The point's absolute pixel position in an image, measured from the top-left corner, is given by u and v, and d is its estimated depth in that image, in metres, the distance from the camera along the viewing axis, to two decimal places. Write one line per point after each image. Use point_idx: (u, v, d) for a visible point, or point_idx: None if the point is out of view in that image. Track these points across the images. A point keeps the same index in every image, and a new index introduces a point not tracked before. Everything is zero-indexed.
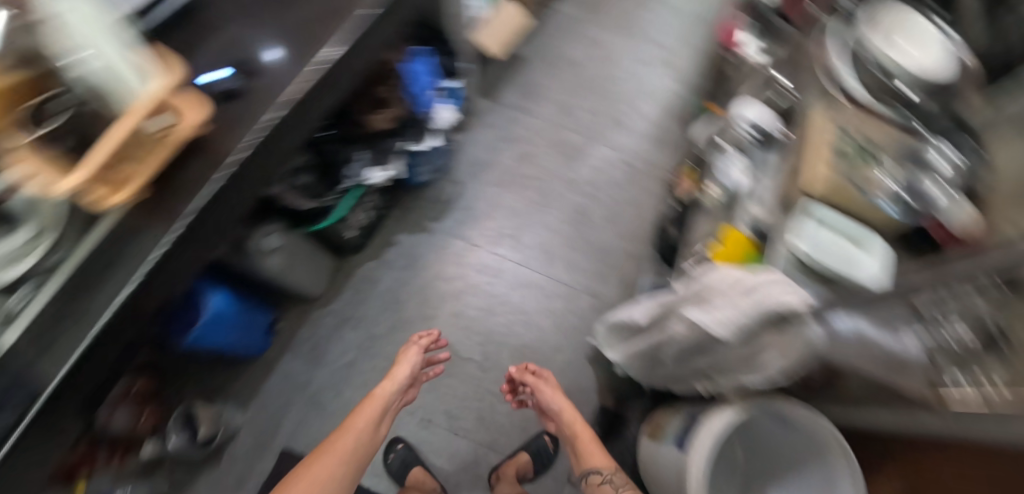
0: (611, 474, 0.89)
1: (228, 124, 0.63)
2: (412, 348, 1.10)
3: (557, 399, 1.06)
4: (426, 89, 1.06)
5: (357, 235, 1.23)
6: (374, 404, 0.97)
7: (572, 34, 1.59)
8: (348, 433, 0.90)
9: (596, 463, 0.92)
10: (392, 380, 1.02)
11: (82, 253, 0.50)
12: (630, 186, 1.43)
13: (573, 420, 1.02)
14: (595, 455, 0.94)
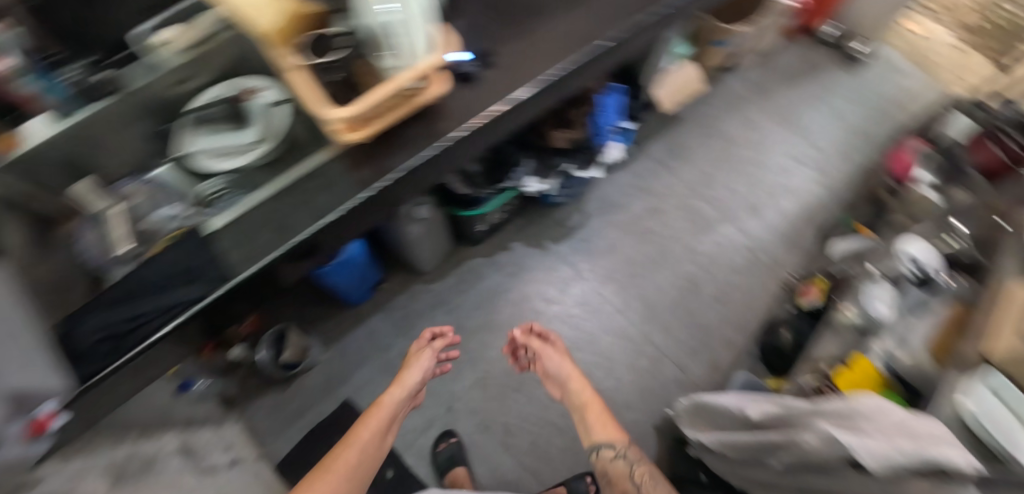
0: (624, 451, 0.88)
1: (454, 108, 0.82)
2: (424, 352, 1.08)
3: (562, 363, 1.07)
4: (607, 124, 1.11)
5: (484, 230, 1.27)
6: (380, 415, 0.95)
7: (732, 112, 1.62)
8: (353, 444, 0.87)
9: (603, 439, 0.91)
10: (401, 389, 1.02)
11: (295, 176, 0.75)
12: (748, 274, 1.40)
13: (581, 391, 1.01)
14: (602, 431, 0.93)
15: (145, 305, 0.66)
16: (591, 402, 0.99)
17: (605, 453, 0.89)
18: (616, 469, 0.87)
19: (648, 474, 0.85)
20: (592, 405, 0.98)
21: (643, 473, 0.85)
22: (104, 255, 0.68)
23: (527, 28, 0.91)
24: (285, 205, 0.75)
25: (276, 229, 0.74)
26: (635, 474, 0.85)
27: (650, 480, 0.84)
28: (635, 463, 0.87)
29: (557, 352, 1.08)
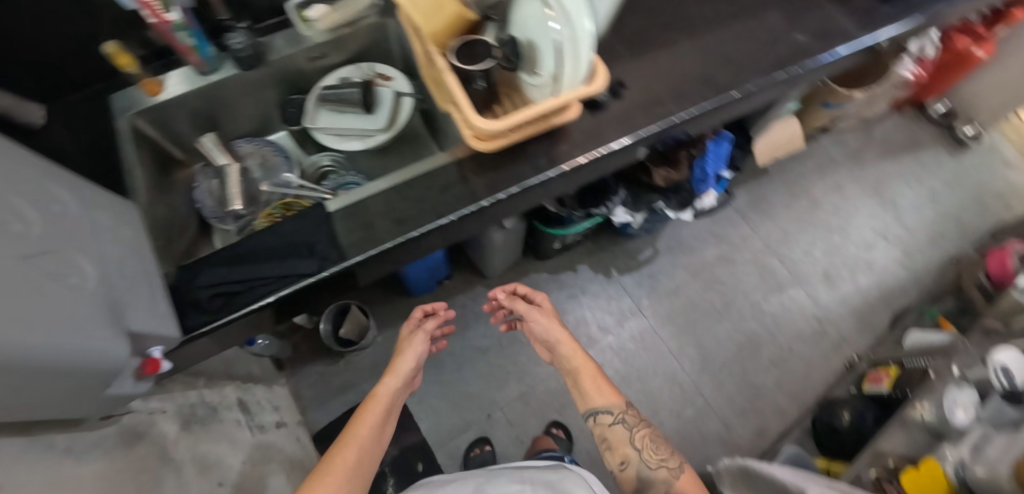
0: (622, 416, 0.88)
1: (577, 131, 0.81)
2: (417, 340, 1.04)
3: (552, 327, 1.01)
4: (710, 171, 1.09)
5: (558, 248, 1.27)
6: (376, 409, 0.93)
7: (822, 174, 1.57)
8: (351, 442, 0.85)
9: (599, 404, 0.90)
10: (394, 379, 0.98)
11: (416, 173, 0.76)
12: (811, 343, 1.36)
13: (571, 353, 0.98)
14: (598, 395, 0.91)
15: (261, 266, 0.70)
16: (583, 365, 0.95)
17: (603, 418, 0.88)
18: (616, 438, 0.87)
19: (647, 438, 0.86)
20: (584, 368, 0.94)
21: (643, 436, 0.86)
22: (219, 208, 0.88)
23: (658, 64, 0.90)
24: (401, 196, 0.75)
25: (385, 218, 0.73)
26: (636, 441, 0.86)
27: (651, 445, 0.85)
28: (635, 428, 0.87)
29: (539, 313, 1.02)
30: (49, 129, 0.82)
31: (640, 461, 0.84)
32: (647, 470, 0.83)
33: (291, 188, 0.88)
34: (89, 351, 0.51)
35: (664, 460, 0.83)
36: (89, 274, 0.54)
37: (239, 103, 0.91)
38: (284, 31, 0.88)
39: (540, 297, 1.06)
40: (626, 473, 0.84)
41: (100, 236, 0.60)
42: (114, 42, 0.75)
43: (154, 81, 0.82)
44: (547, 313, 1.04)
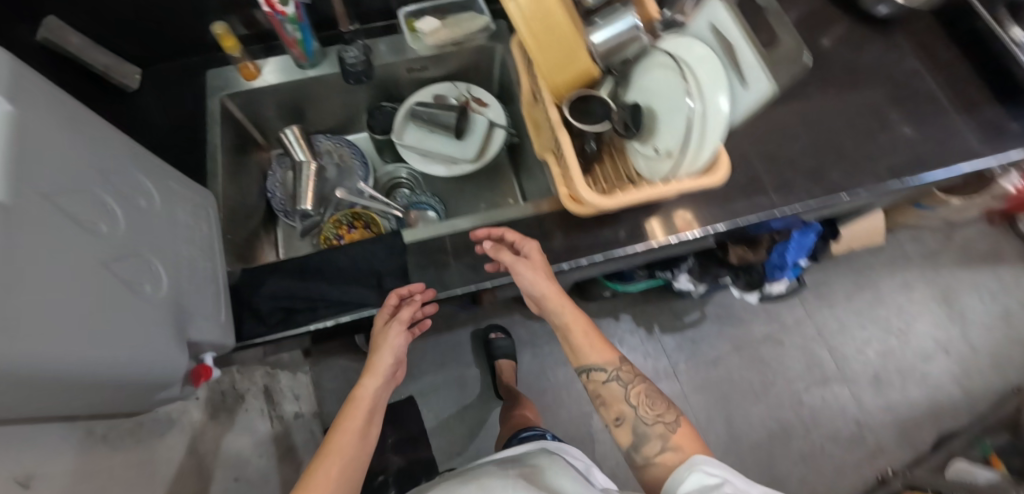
0: (616, 373, 0.66)
1: (672, 209, 0.76)
2: (396, 331, 0.64)
3: (536, 285, 0.65)
4: (787, 261, 1.01)
5: (607, 295, 1.25)
6: (354, 418, 0.60)
7: (892, 270, 1.50)
8: (332, 453, 0.57)
9: (591, 361, 0.67)
10: (373, 380, 0.63)
11: (498, 220, 0.72)
12: (844, 445, 1.29)
13: (562, 307, 0.66)
14: (591, 353, 0.67)
15: (326, 288, 0.67)
16: (573, 320, 0.67)
17: (596, 376, 0.67)
18: (611, 395, 0.66)
19: (643, 394, 0.65)
20: (572, 321, 0.67)
21: (637, 393, 0.65)
22: (286, 201, 0.88)
23: (765, 146, 0.84)
24: (479, 241, 0.71)
25: (461, 260, 0.69)
26: (631, 399, 0.65)
27: (647, 403, 0.65)
28: (629, 384, 0.65)
29: (525, 266, 0.64)
30: (142, 93, 0.81)
31: (635, 418, 0.64)
32: (644, 430, 0.62)
33: (361, 197, 0.86)
34: (148, 369, 0.47)
35: (659, 416, 0.63)
36: (162, 281, 0.51)
37: (328, 100, 0.88)
38: (388, 37, 0.85)
39: (520, 237, 0.67)
40: (623, 432, 0.64)
41: (180, 233, 0.57)
42: (224, 22, 0.72)
43: (252, 65, 0.80)
44: (537, 265, 0.66)
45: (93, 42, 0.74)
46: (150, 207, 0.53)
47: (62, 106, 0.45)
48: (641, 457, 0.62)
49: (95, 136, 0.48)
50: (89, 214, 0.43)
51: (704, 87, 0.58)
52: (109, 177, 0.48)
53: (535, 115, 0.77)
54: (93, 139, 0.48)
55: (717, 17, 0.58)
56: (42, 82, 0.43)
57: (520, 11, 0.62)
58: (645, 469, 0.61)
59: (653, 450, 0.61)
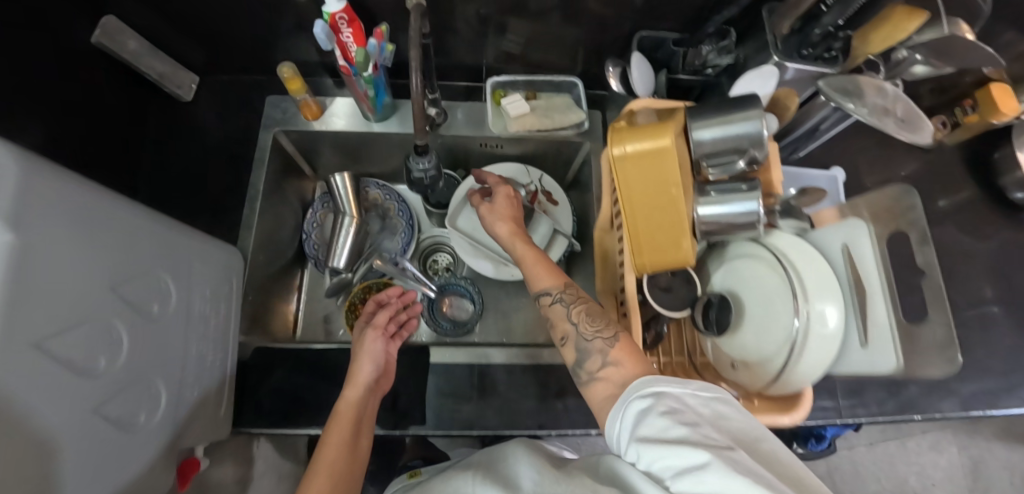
0: (561, 294, 0.58)
1: None
2: (368, 346, 0.62)
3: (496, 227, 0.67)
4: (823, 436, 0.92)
5: None
6: (339, 432, 0.53)
7: (926, 427, 1.39)
8: (322, 473, 0.49)
9: (540, 285, 0.60)
10: (355, 390, 0.57)
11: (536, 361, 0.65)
12: None
13: (514, 244, 0.64)
14: (539, 276, 0.60)
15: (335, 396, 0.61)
16: (527, 256, 0.63)
17: (543, 303, 0.59)
18: (555, 316, 0.57)
19: (584, 312, 0.55)
20: (527, 262, 0.63)
21: (579, 311, 0.55)
22: (320, 248, 0.82)
23: None
24: (511, 381, 0.65)
25: (487, 398, 0.63)
26: (573, 317, 0.55)
27: (588, 320, 0.54)
28: (572, 305, 0.57)
29: (487, 209, 0.68)
30: (197, 105, 0.74)
31: (576, 335, 0.54)
32: (584, 346, 0.53)
33: (397, 270, 0.80)
34: None
35: (599, 331, 0.53)
36: (160, 404, 0.45)
37: (388, 150, 0.80)
38: (468, 103, 0.77)
39: (496, 184, 0.71)
40: (568, 351, 0.55)
41: (195, 329, 0.51)
42: (292, 64, 0.65)
43: (316, 104, 0.73)
44: (501, 213, 0.68)
45: (151, 48, 0.67)
46: (166, 312, 0.46)
47: (83, 216, 0.38)
48: (584, 375, 0.52)
49: (117, 237, 0.42)
50: (86, 354, 0.37)
51: (816, 314, 0.50)
52: (122, 292, 0.41)
53: (606, 245, 0.69)
54: (113, 246, 0.41)
55: (858, 248, 0.50)
56: (62, 190, 0.36)
57: (626, 165, 0.49)
58: (590, 387, 0.51)
59: (595, 366, 0.51)
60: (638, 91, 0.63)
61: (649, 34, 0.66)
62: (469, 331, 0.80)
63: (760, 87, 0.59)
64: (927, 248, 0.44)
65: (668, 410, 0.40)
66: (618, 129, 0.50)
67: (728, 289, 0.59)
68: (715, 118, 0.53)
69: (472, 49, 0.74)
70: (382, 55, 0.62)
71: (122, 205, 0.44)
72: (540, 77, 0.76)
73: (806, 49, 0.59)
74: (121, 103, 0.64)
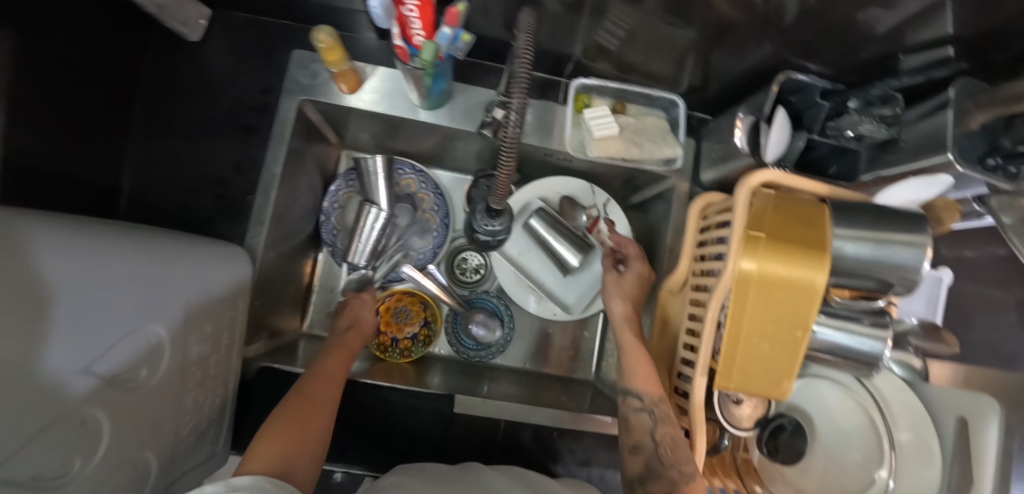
0: (652, 405, 0.49)
1: None
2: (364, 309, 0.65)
3: (609, 300, 0.61)
4: None
5: None
6: (337, 357, 0.55)
7: None
8: (322, 377, 0.50)
9: (631, 385, 0.51)
10: (356, 334, 0.61)
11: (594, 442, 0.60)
12: None
13: (623, 330, 0.57)
14: (634, 376, 0.51)
15: (341, 434, 0.56)
16: (632, 345, 0.55)
17: (628, 402, 0.51)
18: (635, 422, 0.50)
19: (670, 436, 0.47)
20: (630, 353, 0.54)
21: (664, 432, 0.47)
22: (337, 237, 0.70)
23: None
24: (538, 441, 0.59)
25: (506, 454, 0.59)
26: (656, 435, 0.47)
27: (671, 446, 0.46)
28: (659, 422, 0.48)
29: (613, 279, 0.61)
30: (206, 47, 0.60)
31: (650, 453, 0.47)
32: (656, 470, 0.46)
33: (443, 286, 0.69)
34: None
35: (679, 462, 0.45)
36: (150, 476, 0.41)
37: (428, 137, 0.66)
38: (541, 102, 0.61)
39: (634, 254, 0.62)
40: (635, 463, 0.48)
41: (189, 376, 0.45)
42: (332, 30, 0.49)
43: (355, 75, 0.56)
44: (623, 289, 0.60)
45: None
46: (156, 374, 0.40)
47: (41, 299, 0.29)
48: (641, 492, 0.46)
49: (89, 308, 0.33)
50: (55, 462, 0.31)
51: (904, 477, 0.45)
52: (103, 371, 0.34)
53: (669, 308, 0.59)
54: (83, 320, 0.32)
55: (977, 425, 0.43)
56: None
57: (757, 284, 0.40)
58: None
59: (659, 490, 0.45)
60: (767, 157, 0.51)
61: (798, 79, 0.52)
62: (492, 355, 0.70)
63: (918, 190, 0.49)
64: None
65: None
66: (757, 236, 0.40)
67: (803, 410, 0.53)
68: (869, 233, 0.43)
69: (559, 37, 0.57)
70: (454, 46, 0.48)
71: (87, 260, 0.34)
72: (636, 87, 0.59)
73: (990, 159, 0.46)
74: (83, 68, 0.50)
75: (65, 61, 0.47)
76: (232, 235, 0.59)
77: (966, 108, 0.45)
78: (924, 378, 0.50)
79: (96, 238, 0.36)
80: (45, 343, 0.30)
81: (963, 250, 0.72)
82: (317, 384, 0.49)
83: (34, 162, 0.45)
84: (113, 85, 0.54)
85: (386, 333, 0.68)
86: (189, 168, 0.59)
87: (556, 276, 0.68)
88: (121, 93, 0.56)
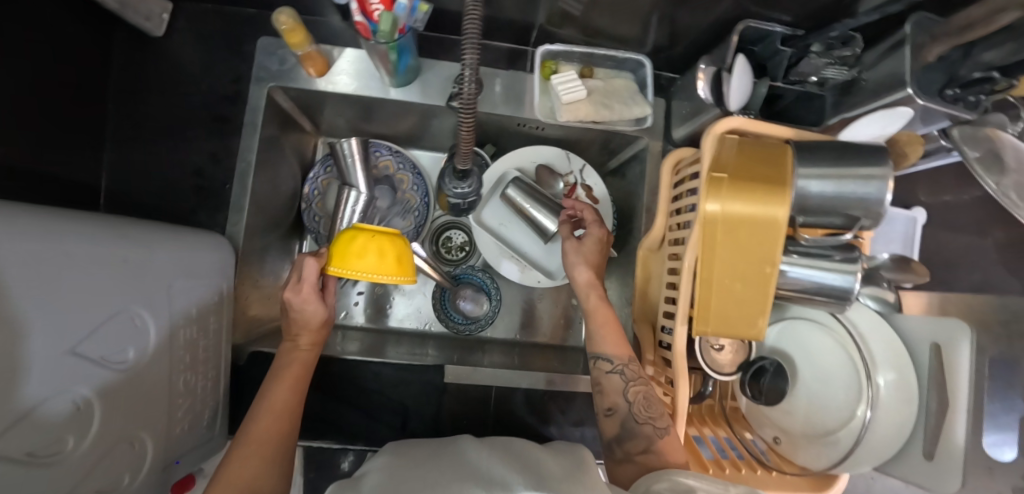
0: (624, 366, 0.51)
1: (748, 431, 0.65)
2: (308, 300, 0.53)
3: (571, 265, 0.60)
4: None
5: None
6: (291, 370, 0.51)
7: None
8: (273, 408, 0.48)
9: (602, 349, 0.53)
10: (310, 339, 0.54)
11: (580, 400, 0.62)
12: None
13: (588, 296, 0.58)
14: (603, 340, 0.54)
15: (347, 418, 0.57)
16: (599, 309, 0.57)
17: (599, 366, 0.53)
18: (608, 385, 0.51)
19: (643, 394, 0.49)
20: (597, 316, 0.56)
21: (636, 390, 0.50)
22: (322, 224, 0.70)
23: None
24: (530, 404, 0.61)
25: (501, 421, 0.60)
26: (629, 394, 0.50)
27: (644, 403, 0.49)
28: (631, 381, 0.51)
29: (572, 246, 0.60)
30: (173, 41, 0.60)
31: (626, 412, 0.49)
32: (632, 428, 0.48)
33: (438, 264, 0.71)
34: None
35: (653, 418, 0.48)
36: (147, 455, 0.42)
37: (403, 117, 0.66)
38: (509, 73, 0.61)
39: (591, 218, 0.61)
40: (611, 425, 0.50)
41: (178, 360, 0.46)
42: (292, 10, 0.50)
43: (321, 57, 0.57)
44: (586, 255, 0.60)
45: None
46: (145, 356, 0.41)
47: (33, 279, 0.30)
48: (620, 453, 0.48)
49: (79, 287, 0.34)
50: (53, 437, 0.32)
51: (881, 404, 0.46)
52: (89, 351, 0.35)
53: (650, 268, 0.59)
54: (73, 300, 0.33)
55: (951, 351, 0.44)
56: None
57: (719, 225, 0.41)
58: (621, 466, 0.48)
59: (636, 448, 0.47)
60: (731, 106, 0.51)
61: (753, 25, 0.51)
62: (481, 328, 0.69)
63: (882, 127, 0.50)
64: None
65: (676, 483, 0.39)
66: (720, 178, 0.40)
67: (783, 352, 0.54)
68: (832, 170, 0.43)
69: (521, 5, 0.57)
70: (412, 17, 0.48)
71: (73, 243, 0.34)
72: (601, 50, 0.59)
73: (949, 89, 0.46)
74: (55, 66, 0.50)
75: (35, 63, 0.47)
76: (214, 225, 0.60)
77: (924, 41, 0.45)
78: (898, 309, 0.52)
79: (77, 224, 0.37)
80: (42, 321, 0.31)
81: (942, 194, 0.73)
82: (268, 419, 0.47)
83: (19, 162, 0.46)
84: (88, 83, 0.55)
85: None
86: (165, 161, 0.60)
87: (537, 245, 0.68)
88: (92, 89, 0.56)
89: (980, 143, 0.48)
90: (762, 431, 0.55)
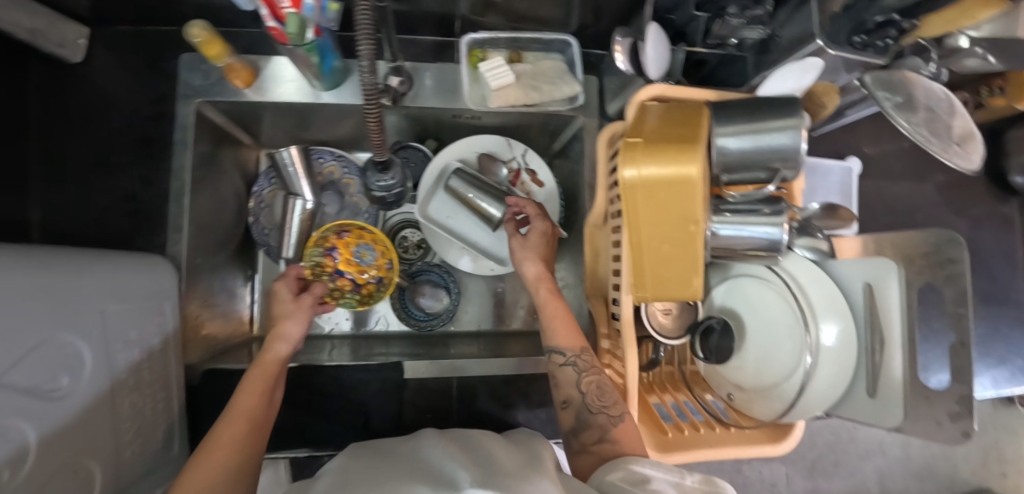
0: (576, 357, 0.52)
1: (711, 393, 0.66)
2: (285, 301, 0.56)
3: (520, 261, 0.60)
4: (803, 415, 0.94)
5: None
6: (259, 378, 0.47)
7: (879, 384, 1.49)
8: (238, 417, 0.43)
9: (554, 342, 0.53)
10: (282, 346, 0.52)
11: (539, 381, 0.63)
12: None
13: (539, 289, 0.58)
14: (555, 332, 0.54)
15: (312, 423, 0.57)
16: (549, 301, 0.57)
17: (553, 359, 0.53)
18: (562, 377, 0.52)
19: (596, 384, 0.50)
20: (550, 310, 0.56)
21: (589, 381, 0.50)
22: (273, 236, 0.70)
23: None
24: (494, 394, 0.62)
25: (467, 410, 0.62)
26: (582, 385, 0.50)
27: (597, 392, 0.49)
28: (584, 372, 0.51)
29: (518, 243, 0.61)
30: (91, 66, 0.59)
31: (580, 404, 0.49)
32: (586, 419, 0.47)
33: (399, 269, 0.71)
34: None
35: (606, 406, 0.47)
36: (95, 484, 0.41)
37: (341, 120, 0.66)
38: (438, 65, 0.61)
39: (534, 212, 0.62)
40: (567, 417, 0.50)
41: (120, 384, 0.45)
42: (204, 23, 0.49)
43: (247, 68, 0.55)
44: (532, 249, 0.60)
45: (11, 6, 0.49)
46: (81, 382, 0.40)
47: None
48: (577, 445, 0.47)
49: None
50: None
51: (822, 350, 0.47)
52: (16, 382, 0.34)
53: (597, 242, 0.60)
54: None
55: (882, 288, 0.46)
56: None
57: (640, 190, 0.41)
58: (579, 458, 0.47)
59: (591, 438, 0.45)
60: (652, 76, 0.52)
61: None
62: (443, 322, 0.71)
63: (797, 79, 0.50)
64: (962, 311, 0.41)
65: (632, 472, 0.38)
66: (635, 142, 0.41)
67: (731, 310, 0.55)
68: (747, 125, 0.44)
69: None
70: (323, 16, 0.48)
71: None
72: (526, 33, 0.59)
73: (856, 36, 0.48)
74: None
75: None
76: (153, 247, 0.59)
77: None
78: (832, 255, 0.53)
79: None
80: None
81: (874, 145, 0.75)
82: (228, 431, 0.42)
83: None
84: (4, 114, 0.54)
85: (342, 273, 0.63)
86: (95, 188, 0.59)
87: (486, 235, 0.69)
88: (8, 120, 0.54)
89: (896, 89, 0.47)
90: (720, 389, 0.56)
